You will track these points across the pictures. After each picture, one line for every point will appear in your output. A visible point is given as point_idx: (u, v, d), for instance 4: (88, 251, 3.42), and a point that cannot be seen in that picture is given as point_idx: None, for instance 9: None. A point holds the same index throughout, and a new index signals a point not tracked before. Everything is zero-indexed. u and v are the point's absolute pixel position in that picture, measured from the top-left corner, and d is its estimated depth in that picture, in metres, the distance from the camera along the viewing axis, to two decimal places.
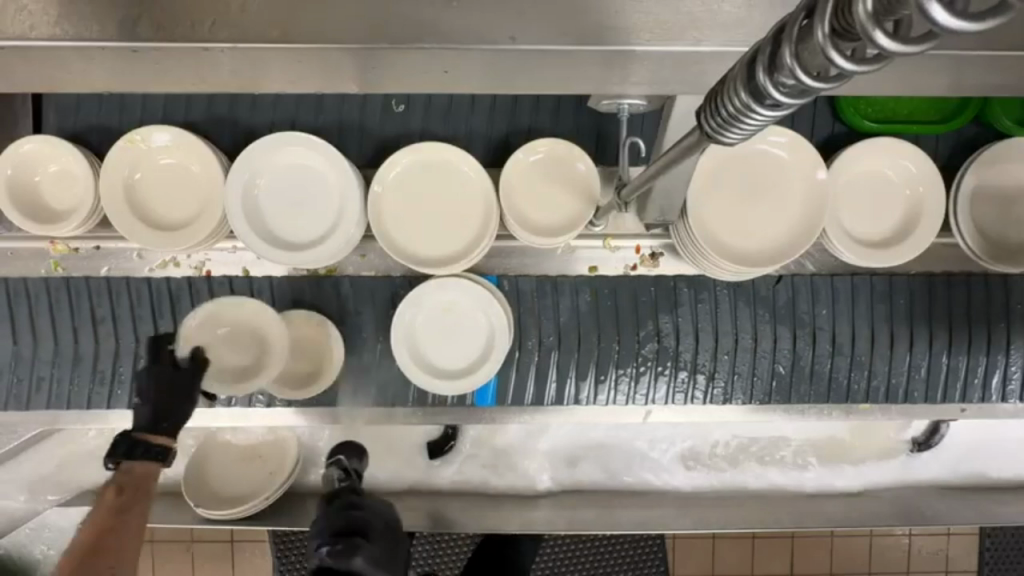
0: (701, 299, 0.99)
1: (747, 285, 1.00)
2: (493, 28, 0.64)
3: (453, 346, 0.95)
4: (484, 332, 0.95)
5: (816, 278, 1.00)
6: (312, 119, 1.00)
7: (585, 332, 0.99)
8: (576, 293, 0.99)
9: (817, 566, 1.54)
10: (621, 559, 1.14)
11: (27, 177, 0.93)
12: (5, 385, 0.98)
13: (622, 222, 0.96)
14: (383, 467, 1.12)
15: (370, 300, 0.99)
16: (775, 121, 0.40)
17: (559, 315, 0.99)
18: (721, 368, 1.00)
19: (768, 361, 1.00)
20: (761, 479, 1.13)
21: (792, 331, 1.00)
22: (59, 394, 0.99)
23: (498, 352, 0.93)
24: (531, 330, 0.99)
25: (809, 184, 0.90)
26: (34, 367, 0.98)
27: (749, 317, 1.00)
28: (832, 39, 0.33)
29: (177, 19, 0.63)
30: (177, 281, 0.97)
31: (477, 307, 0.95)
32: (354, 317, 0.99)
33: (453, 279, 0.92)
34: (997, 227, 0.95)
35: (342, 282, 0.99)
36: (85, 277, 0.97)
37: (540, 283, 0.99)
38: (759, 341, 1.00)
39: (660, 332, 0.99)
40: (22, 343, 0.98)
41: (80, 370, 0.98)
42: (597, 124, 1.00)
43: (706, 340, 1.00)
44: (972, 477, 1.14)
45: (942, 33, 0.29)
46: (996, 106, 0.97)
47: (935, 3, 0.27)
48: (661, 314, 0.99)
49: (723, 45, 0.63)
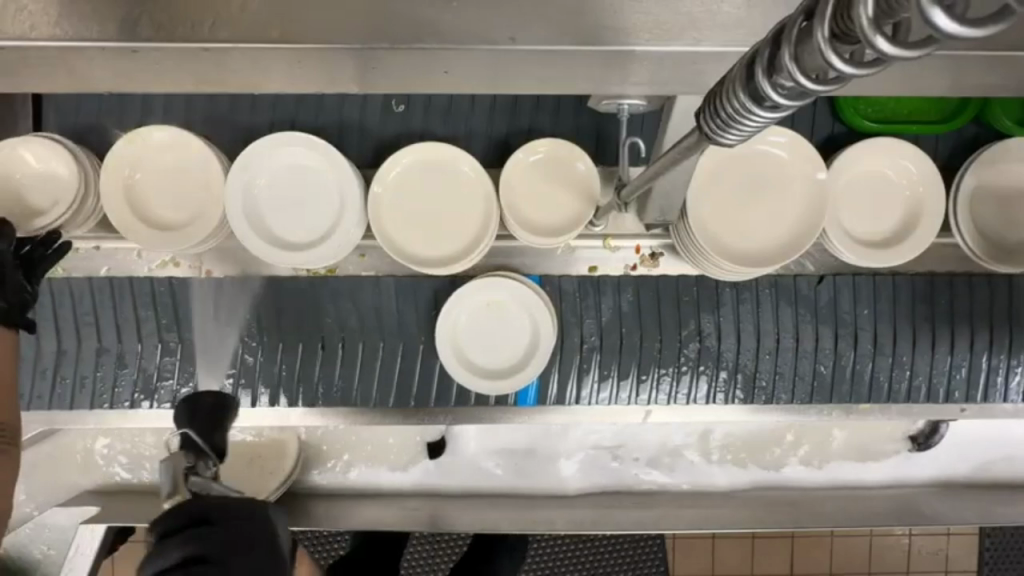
0: (743, 299, 1.00)
1: (790, 285, 1.00)
2: (493, 28, 0.64)
3: (498, 347, 0.95)
4: (528, 332, 0.95)
5: (839, 278, 1.00)
6: (312, 119, 1.00)
7: (628, 333, 0.99)
8: (618, 293, 0.99)
9: (817, 566, 1.54)
10: (621, 559, 1.14)
11: (16, 174, 0.91)
12: (48, 383, 0.98)
13: (622, 222, 0.95)
14: (383, 467, 1.12)
15: (413, 299, 0.99)
16: (774, 123, 0.40)
17: (601, 314, 0.99)
18: (765, 368, 1.01)
19: (810, 361, 1.01)
20: (761, 479, 1.14)
21: (834, 331, 1.00)
22: (101, 393, 0.99)
23: (542, 353, 0.93)
24: (574, 330, 0.99)
25: (808, 184, 0.90)
26: (77, 366, 0.98)
27: (791, 317, 1.00)
28: (831, 42, 0.33)
29: (177, 19, 0.63)
30: (219, 282, 0.98)
31: (523, 308, 0.95)
32: (395, 316, 0.99)
33: (500, 278, 0.94)
34: (997, 228, 0.95)
35: (384, 281, 0.98)
36: (88, 277, 0.97)
37: (583, 283, 0.99)
38: (801, 341, 1.00)
39: (703, 332, 1.00)
40: (67, 344, 0.98)
41: (125, 371, 0.99)
42: (597, 124, 1.00)
43: (748, 340, 1.00)
44: (972, 476, 1.14)
45: (944, 37, 0.29)
46: (996, 106, 0.97)
47: (936, 9, 0.27)
48: (703, 314, 1.00)
49: (724, 46, 0.63)
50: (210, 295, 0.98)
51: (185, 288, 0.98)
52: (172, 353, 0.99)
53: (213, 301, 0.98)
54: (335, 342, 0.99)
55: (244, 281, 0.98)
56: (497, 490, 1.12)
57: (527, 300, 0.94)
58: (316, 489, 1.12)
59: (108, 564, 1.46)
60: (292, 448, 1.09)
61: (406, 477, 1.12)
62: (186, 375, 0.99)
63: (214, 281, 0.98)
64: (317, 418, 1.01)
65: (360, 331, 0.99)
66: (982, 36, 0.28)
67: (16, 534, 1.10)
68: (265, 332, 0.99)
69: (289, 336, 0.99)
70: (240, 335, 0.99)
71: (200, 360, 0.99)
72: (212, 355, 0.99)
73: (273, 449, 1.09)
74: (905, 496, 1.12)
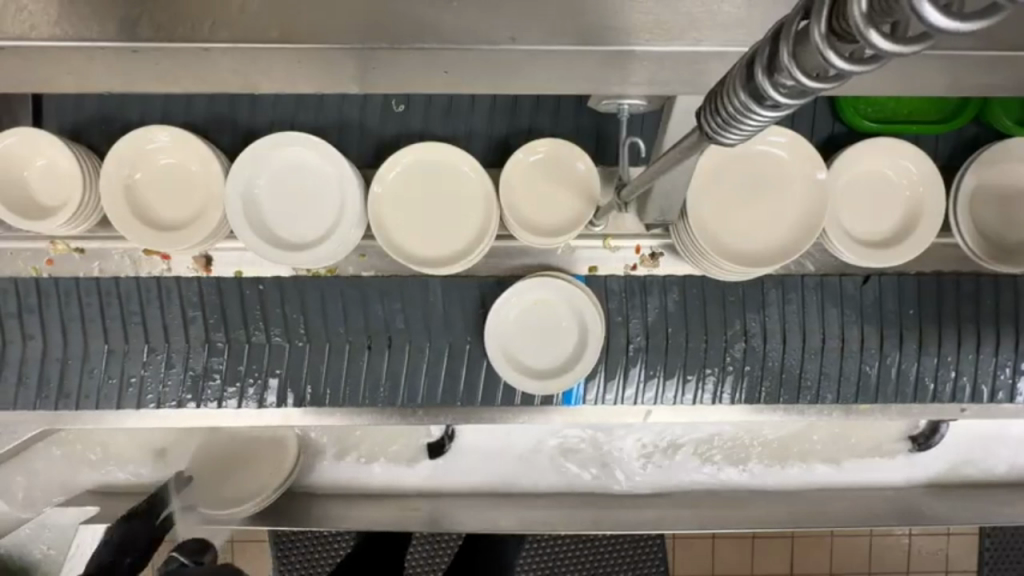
0: (789, 299, 0.99)
1: (836, 285, 0.99)
2: (493, 28, 0.64)
3: (547, 347, 0.95)
4: (576, 332, 0.95)
5: (885, 279, 1.00)
6: (312, 119, 1.00)
7: (673, 333, 0.98)
8: (664, 293, 0.98)
9: (817, 566, 1.54)
10: (621, 559, 1.13)
11: (15, 173, 0.92)
12: (95, 383, 0.97)
13: (623, 222, 0.96)
14: (382, 467, 1.12)
15: (459, 303, 0.98)
16: (776, 121, 0.40)
17: (647, 314, 0.98)
18: (810, 368, 1.00)
19: (855, 361, 1.00)
20: (762, 479, 1.13)
21: (880, 331, 1.00)
22: (147, 393, 0.98)
23: (590, 352, 0.93)
24: (620, 330, 0.98)
25: (807, 184, 0.90)
26: (125, 365, 0.97)
27: (837, 317, 1.00)
28: (829, 40, 0.33)
29: (177, 19, 0.63)
30: (269, 282, 0.97)
31: (570, 307, 0.95)
32: (441, 317, 0.98)
33: (548, 278, 0.93)
34: (997, 228, 0.95)
35: (431, 283, 0.97)
36: (137, 278, 0.96)
37: (629, 283, 0.98)
38: (847, 341, 1.00)
39: (748, 331, 0.99)
40: (114, 344, 0.97)
41: (172, 371, 0.98)
42: (597, 123, 1.00)
43: (794, 340, 0.99)
44: (973, 477, 1.14)
45: (936, 33, 0.29)
46: (996, 106, 0.97)
47: (926, 3, 0.28)
48: (749, 313, 0.99)
49: (723, 46, 0.63)
50: (258, 296, 0.97)
51: (233, 287, 0.97)
52: (219, 354, 0.98)
53: (260, 301, 0.97)
54: (381, 343, 0.98)
55: (290, 282, 0.97)
56: (498, 490, 1.12)
57: (574, 300, 0.94)
58: (316, 488, 1.12)
59: None
60: (291, 446, 1.09)
61: (405, 478, 1.12)
62: (233, 375, 0.98)
63: (263, 282, 0.97)
64: (318, 417, 1.01)
65: (406, 332, 0.98)
66: (972, 31, 0.28)
67: (15, 534, 1.11)
68: (312, 333, 0.98)
69: (335, 337, 0.98)
70: (287, 336, 0.98)
71: (248, 360, 0.98)
72: (260, 355, 0.98)
73: (275, 469, 1.08)
74: (905, 496, 1.12)
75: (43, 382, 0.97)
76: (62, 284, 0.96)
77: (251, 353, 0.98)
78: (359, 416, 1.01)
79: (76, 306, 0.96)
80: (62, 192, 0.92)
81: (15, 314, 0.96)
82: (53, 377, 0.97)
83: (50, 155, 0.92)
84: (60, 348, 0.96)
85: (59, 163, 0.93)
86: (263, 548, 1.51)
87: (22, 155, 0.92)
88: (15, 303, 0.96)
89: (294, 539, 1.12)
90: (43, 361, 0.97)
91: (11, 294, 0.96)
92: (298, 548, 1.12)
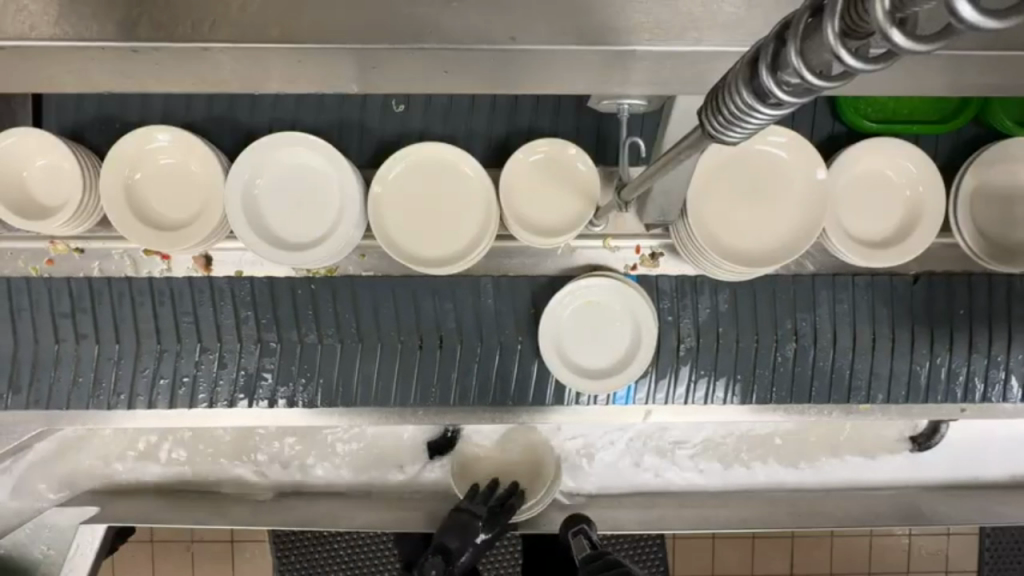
0: (839, 299, 0.99)
1: (885, 285, 0.99)
2: (494, 28, 0.64)
3: (602, 347, 0.95)
4: (633, 334, 0.95)
5: (935, 279, 1.00)
6: (312, 120, 0.99)
7: (724, 333, 0.98)
8: (715, 293, 0.98)
9: (817, 566, 1.54)
10: (621, 559, 1.14)
11: (14, 173, 0.92)
12: (147, 383, 0.98)
13: (623, 222, 0.97)
14: (384, 467, 1.12)
15: (512, 306, 0.98)
16: (778, 120, 0.40)
17: (698, 315, 0.98)
18: (860, 368, 1.00)
19: (905, 362, 1.00)
20: (764, 480, 1.14)
21: (930, 332, 1.00)
22: (199, 392, 0.98)
23: (643, 354, 0.93)
24: (671, 330, 0.98)
25: (809, 184, 0.90)
26: (177, 365, 0.98)
27: (887, 317, 1.00)
28: (841, 38, 0.33)
29: (177, 19, 0.63)
30: (319, 283, 0.97)
31: (626, 310, 0.95)
32: (493, 317, 0.98)
33: (608, 278, 0.94)
34: (998, 229, 0.95)
35: (482, 281, 0.97)
36: (188, 278, 0.97)
37: (680, 283, 0.98)
38: (897, 341, 1.00)
39: (799, 332, 0.99)
40: (167, 344, 0.97)
41: (225, 372, 0.98)
42: (597, 123, 1.00)
43: (844, 340, 0.99)
44: (975, 477, 1.14)
45: (963, 29, 0.29)
46: (995, 106, 0.96)
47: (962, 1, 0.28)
48: (799, 314, 0.99)
49: (724, 46, 0.63)
50: (310, 296, 0.97)
51: (285, 288, 0.97)
52: (271, 354, 0.98)
53: (313, 300, 0.97)
54: (432, 343, 0.98)
55: (343, 281, 0.97)
56: None
57: (630, 302, 0.94)
58: (318, 488, 1.12)
59: (107, 564, 1.54)
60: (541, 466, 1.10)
61: (406, 477, 1.12)
62: (285, 375, 0.98)
63: (315, 282, 0.97)
64: (317, 417, 1.01)
65: (458, 333, 0.98)
66: (1000, 28, 0.29)
67: (16, 534, 1.08)
68: (364, 333, 0.98)
69: (387, 337, 0.98)
70: (340, 336, 0.98)
71: (300, 360, 0.98)
72: (312, 355, 0.98)
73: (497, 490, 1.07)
74: (906, 496, 1.12)
75: (97, 383, 0.97)
76: (114, 284, 0.96)
77: (299, 355, 0.98)
78: (361, 417, 1.01)
79: (129, 306, 0.96)
80: (62, 194, 0.93)
81: (69, 314, 0.96)
82: (107, 377, 0.97)
83: (49, 155, 0.92)
84: (114, 347, 0.97)
85: (59, 163, 0.93)
86: (264, 548, 1.52)
87: (21, 155, 0.92)
88: (69, 300, 0.96)
89: (294, 538, 1.12)
90: (98, 362, 0.97)
91: (23, 293, 0.96)
92: (298, 547, 1.12)
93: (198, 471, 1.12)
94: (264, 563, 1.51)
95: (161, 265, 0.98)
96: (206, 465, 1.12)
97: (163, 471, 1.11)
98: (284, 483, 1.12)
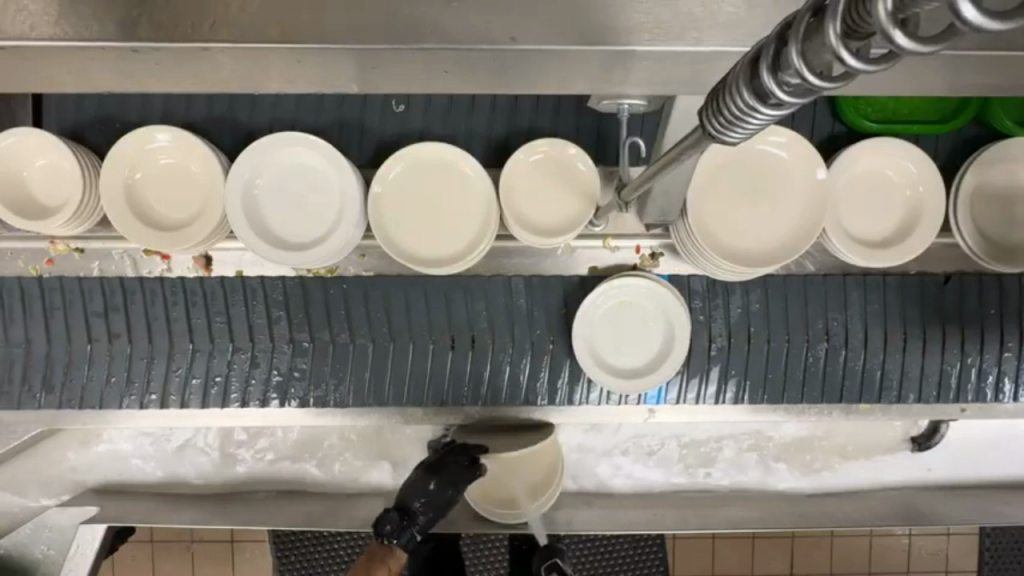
0: (870, 299, 0.99)
1: (916, 285, 0.99)
2: (494, 28, 0.64)
3: (636, 347, 0.95)
4: (667, 335, 0.95)
5: (966, 279, 1.00)
6: (312, 119, 0.99)
7: (755, 333, 0.98)
8: (746, 294, 0.98)
9: (817, 566, 1.54)
10: (621, 559, 1.14)
11: (14, 172, 0.92)
12: (180, 383, 0.98)
13: (623, 222, 0.97)
14: (384, 468, 1.12)
15: (544, 305, 0.98)
16: (778, 121, 0.40)
17: (730, 315, 0.98)
18: (891, 368, 1.00)
19: (936, 361, 1.00)
20: (764, 480, 1.13)
21: (962, 331, 0.99)
22: (231, 392, 0.99)
23: (675, 356, 0.93)
24: (702, 330, 0.98)
25: (809, 184, 0.90)
26: (209, 365, 0.98)
27: (918, 317, 0.99)
28: (843, 39, 0.33)
29: (177, 19, 0.63)
30: (352, 284, 0.98)
31: (660, 310, 0.95)
32: (525, 317, 0.98)
33: (644, 279, 0.94)
34: (999, 229, 0.95)
35: (514, 282, 0.98)
36: (221, 278, 0.97)
37: (712, 284, 0.98)
38: (929, 341, 0.99)
39: (830, 332, 0.99)
40: (199, 343, 0.97)
41: (257, 372, 0.98)
42: (596, 123, 1.00)
43: (876, 340, 0.99)
44: (975, 477, 1.14)
45: (966, 30, 0.29)
46: (996, 106, 0.96)
47: (965, 3, 0.28)
48: (830, 314, 0.99)
49: (723, 46, 0.63)
50: (342, 296, 0.98)
51: (317, 287, 0.97)
52: (304, 354, 0.98)
53: (345, 301, 0.97)
54: (464, 343, 0.98)
55: (375, 282, 0.97)
56: None
57: (664, 303, 0.94)
58: (319, 488, 1.12)
59: (108, 564, 1.54)
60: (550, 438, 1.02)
61: (406, 477, 1.12)
62: (318, 375, 0.98)
63: (348, 282, 0.97)
64: (317, 417, 1.01)
65: (490, 333, 0.98)
66: (1003, 30, 0.29)
67: (15, 534, 1.07)
68: (397, 333, 0.98)
69: (419, 337, 0.98)
70: (371, 335, 0.98)
71: (332, 360, 0.98)
72: (344, 355, 0.98)
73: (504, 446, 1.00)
74: (906, 497, 1.12)
75: (133, 381, 0.98)
76: (147, 284, 0.96)
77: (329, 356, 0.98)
78: (361, 417, 1.01)
79: (162, 306, 0.97)
80: (61, 194, 0.93)
81: (102, 313, 0.96)
82: (140, 369, 0.97)
83: (49, 155, 0.92)
84: (146, 347, 0.97)
85: (59, 163, 0.93)
86: (264, 548, 1.52)
87: (21, 155, 0.92)
88: (102, 299, 0.96)
89: (294, 538, 1.12)
90: (130, 361, 0.97)
91: (24, 294, 0.96)
92: (298, 547, 1.12)
93: (199, 471, 1.11)
94: (264, 563, 1.51)
95: (161, 265, 0.98)
96: (206, 465, 1.11)
97: (164, 471, 1.11)
98: (285, 482, 1.12)
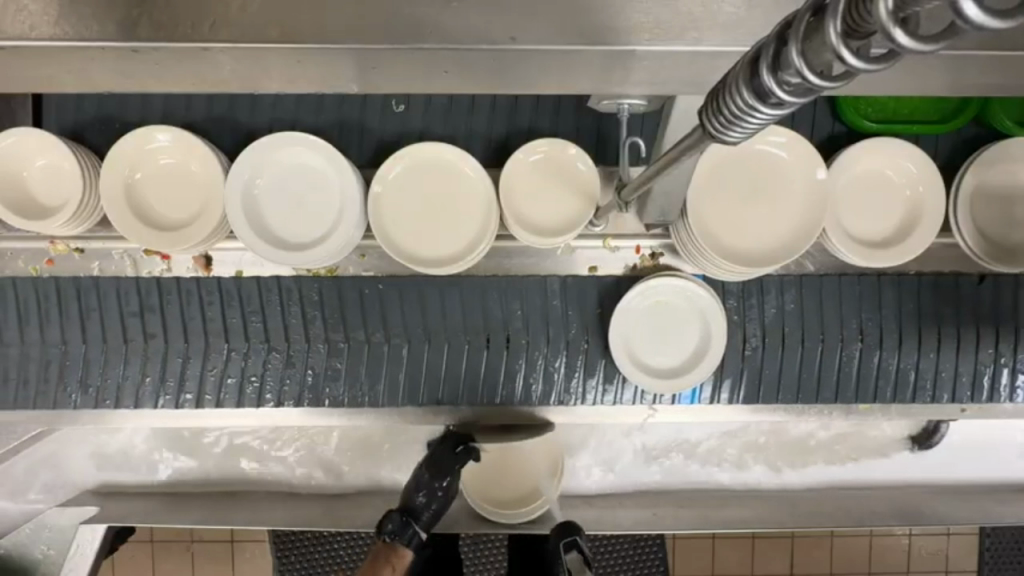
0: (904, 298, 0.99)
1: (951, 285, 1.00)
2: (494, 28, 0.64)
3: (672, 347, 0.95)
4: (703, 336, 0.95)
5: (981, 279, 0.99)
6: (312, 119, 0.99)
7: (791, 332, 0.99)
8: (782, 293, 0.99)
9: (817, 566, 1.54)
10: (621, 559, 1.14)
11: (15, 172, 0.92)
12: (215, 383, 0.98)
13: (623, 222, 0.97)
14: (383, 468, 1.12)
15: (579, 303, 0.98)
16: (778, 120, 0.40)
17: (765, 314, 0.99)
18: (926, 368, 1.00)
19: (971, 361, 1.00)
20: (764, 479, 1.13)
21: (996, 331, 0.99)
22: (267, 392, 0.99)
23: (712, 356, 0.94)
24: (737, 329, 0.99)
25: (809, 184, 0.90)
26: (245, 365, 0.98)
27: (953, 316, 0.99)
28: (843, 38, 0.33)
29: (178, 19, 0.63)
30: (387, 287, 0.97)
31: (695, 311, 0.95)
32: (560, 317, 0.98)
33: (682, 279, 0.94)
34: (999, 229, 0.95)
35: (550, 282, 0.98)
36: (261, 279, 0.97)
37: (746, 285, 0.99)
38: (963, 341, 0.99)
39: (864, 332, 0.99)
40: (234, 343, 0.97)
41: (292, 372, 0.98)
42: (596, 123, 1.00)
43: (910, 340, 0.99)
44: (975, 477, 1.14)
45: (966, 29, 0.29)
46: (995, 105, 0.96)
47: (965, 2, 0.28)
48: (864, 313, 0.99)
49: (723, 45, 0.63)
50: (377, 296, 0.98)
51: (352, 286, 0.98)
52: (339, 354, 0.98)
53: (380, 301, 0.98)
54: (500, 342, 0.98)
55: (411, 282, 0.98)
56: None
57: (701, 304, 0.95)
58: (318, 488, 1.12)
59: (108, 564, 1.54)
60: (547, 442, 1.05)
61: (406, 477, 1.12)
62: (353, 376, 0.99)
63: (383, 282, 0.98)
64: (315, 417, 1.01)
65: (525, 333, 0.98)
66: (1002, 28, 0.29)
67: (16, 534, 1.08)
68: (432, 332, 0.98)
69: (454, 337, 0.98)
70: (406, 334, 0.98)
71: (366, 361, 0.98)
72: (378, 355, 0.98)
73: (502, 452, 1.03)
74: (906, 496, 1.12)
75: (164, 380, 0.98)
76: (183, 284, 0.97)
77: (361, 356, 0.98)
78: (360, 417, 1.01)
79: (198, 306, 0.97)
80: (61, 194, 0.93)
81: (138, 313, 0.97)
82: (177, 369, 0.98)
83: (48, 154, 0.92)
84: (182, 346, 0.97)
85: (59, 163, 0.92)
86: (264, 548, 1.52)
87: (20, 155, 0.92)
88: (138, 299, 0.97)
89: (294, 538, 1.12)
90: (166, 360, 0.97)
91: (26, 295, 0.96)
92: (298, 547, 1.12)
93: (200, 471, 1.11)
94: (264, 563, 1.51)
95: (161, 265, 0.98)
96: (206, 464, 1.11)
97: (163, 471, 1.11)
98: (285, 482, 1.12)
